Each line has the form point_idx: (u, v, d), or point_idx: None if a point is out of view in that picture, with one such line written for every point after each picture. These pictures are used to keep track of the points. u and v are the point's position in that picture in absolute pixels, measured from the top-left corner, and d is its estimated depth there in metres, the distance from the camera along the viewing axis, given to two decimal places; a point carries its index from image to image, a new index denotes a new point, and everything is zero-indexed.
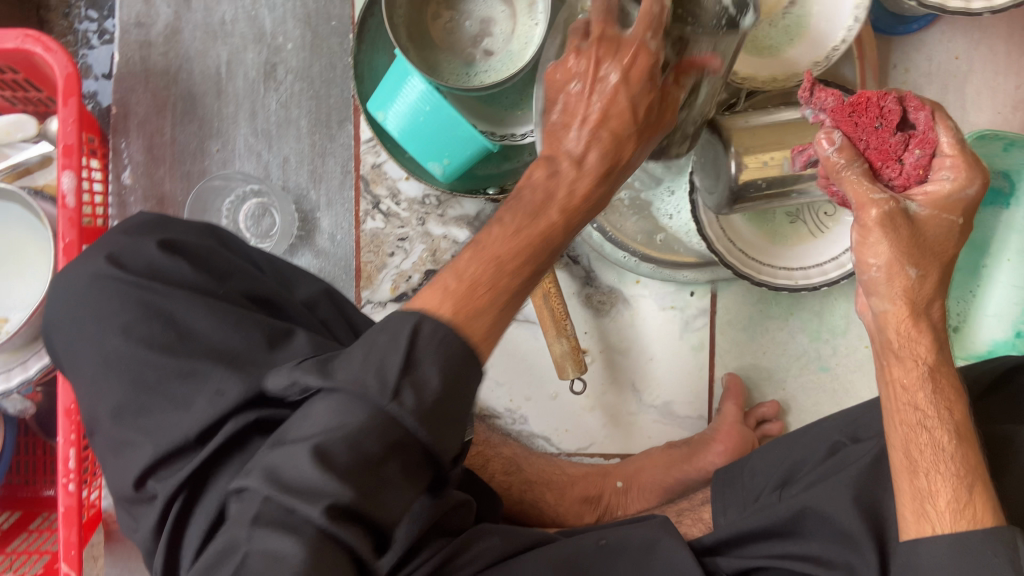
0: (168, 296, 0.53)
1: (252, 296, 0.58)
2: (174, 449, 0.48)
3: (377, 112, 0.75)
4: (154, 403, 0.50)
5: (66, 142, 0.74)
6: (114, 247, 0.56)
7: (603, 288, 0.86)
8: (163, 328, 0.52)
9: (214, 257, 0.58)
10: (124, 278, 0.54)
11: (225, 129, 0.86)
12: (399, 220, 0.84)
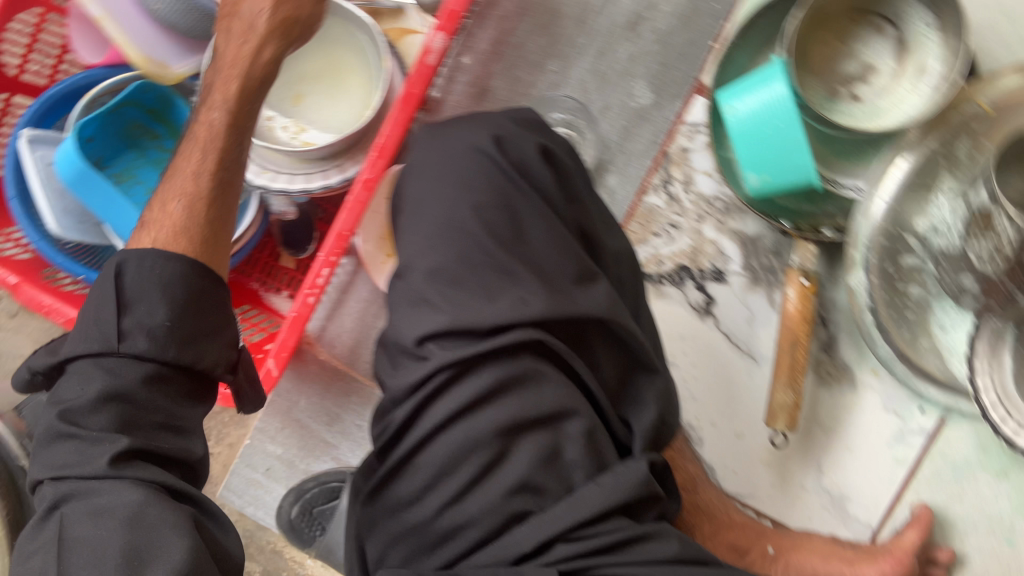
0: (524, 197, 0.58)
1: (583, 230, 0.60)
2: (467, 327, 0.54)
3: (726, 102, 0.76)
4: (470, 278, 0.55)
5: (452, 7, 0.76)
6: (504, 134, 0.60)
7: (838, 362, 0.83)
8: (508, 224, 0.57)
9: (569, 179, 0.62)
10: (502, 164, 0.58)
11: (569, 55, 0.85)
12: (680, 208, 0.85)
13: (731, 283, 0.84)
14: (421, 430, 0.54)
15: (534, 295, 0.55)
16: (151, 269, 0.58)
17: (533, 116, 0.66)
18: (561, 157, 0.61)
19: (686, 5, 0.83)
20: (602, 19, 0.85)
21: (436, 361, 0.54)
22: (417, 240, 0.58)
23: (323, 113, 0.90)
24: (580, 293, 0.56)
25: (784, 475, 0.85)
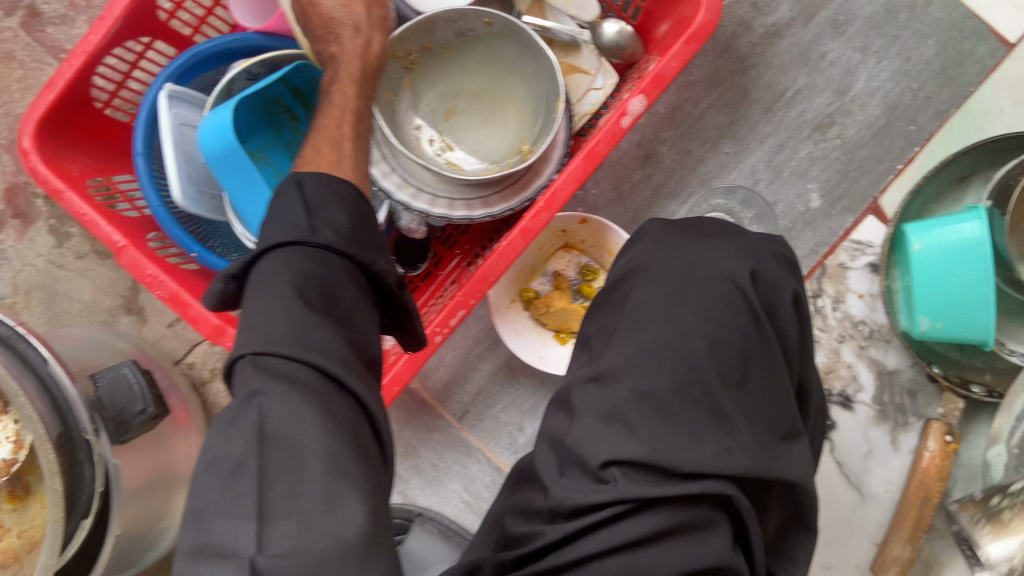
0: (761, 341, 0.55)
1: (801, 384, 0.59)
2: (660, 465, 0.51)
3: (911, 234, 0.73)
4: (684, 414, 0.53)
5: (660, 73, 0.71)
6: (761, 270, 0.57)
7: (947, 519, 0.80)
8: (734, 365, 0.54)
9: (802, 328, 0.59)
10: (750, 302, 0.55)
11: (749, 140, 0.81)
12: (823, 324, 0.81)
13: (858, 412, 0.81)
14: (578, 553, 0.50)
15: (741, 447, 0.52)
16: (301, 256, 0.46)
17: (784, 250, 0.61)
18: (805, 305, 0.59)
19: (881, 120, 0.80)
20: (790, 112, 0.81)
21: (619, 491, 0.50)
22: (633, 349, 0.56)
23: (473, 137, 0.86)
24: (783, 451, 0.54)
25: None
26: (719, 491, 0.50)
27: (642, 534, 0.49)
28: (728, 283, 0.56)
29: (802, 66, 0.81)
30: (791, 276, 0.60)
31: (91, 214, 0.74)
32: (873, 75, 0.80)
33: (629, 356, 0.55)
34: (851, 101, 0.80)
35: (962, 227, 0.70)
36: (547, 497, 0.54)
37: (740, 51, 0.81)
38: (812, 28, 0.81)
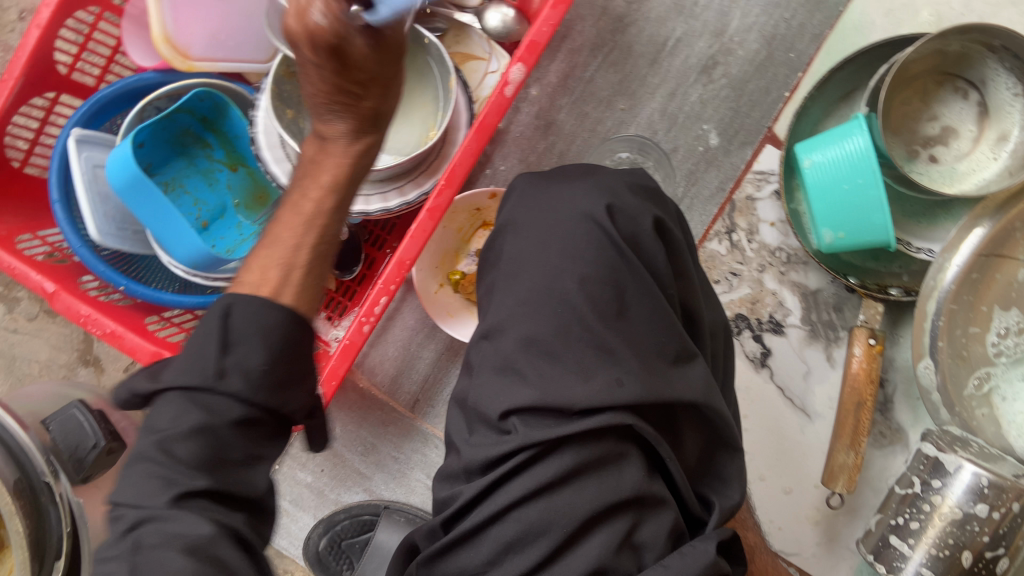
0: (633, 271, 0.57)
1: (685, 307, 0.61)
2: (555, 406, 0.53)
3: (801, 155, 0.75)
4: (568, 353, 0.55)
5: (534, 38, 0.74)
6: (619, 202, 0.59)
7: (891, 424, 0.82)
8: (609, 301, 0.56)
9: (681, 251, 0.62)
10: (612, 235, 0.57)
11: (640, 95, 0.84)
12: (742, 257, 0.84)
13: (788, 336, 0.83)
14: (491, 506, 0.53)
15: (630, 378, 0.54)
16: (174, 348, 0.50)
17: (650, 181, 0.64)
18: (670, 228, 0.61)
19: (761, 52, 0.83)
20: (676, 60, 0.84)
21: (520, 438, 0.53)
22: (518, 300, 0.57)
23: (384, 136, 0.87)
24: (672, 376, 0.56)
25: (833, 536, 0.82)
26: (619, 423, 0.52)
27: (554, 476, 0.52)
28: (587, 222, 0.58)
29: (678, 16, 0.84)
30: (651, 201, 0.62)
31: (20, 266, 0.77)
32: (747, 12, 0.84)
33: (512, 308, 0.57)
34: (729, 40, 0.84)
35: (849, 147, 0.72)
36: (465, 452, 0.57)
37: (617, 11, 0.84)
38: None
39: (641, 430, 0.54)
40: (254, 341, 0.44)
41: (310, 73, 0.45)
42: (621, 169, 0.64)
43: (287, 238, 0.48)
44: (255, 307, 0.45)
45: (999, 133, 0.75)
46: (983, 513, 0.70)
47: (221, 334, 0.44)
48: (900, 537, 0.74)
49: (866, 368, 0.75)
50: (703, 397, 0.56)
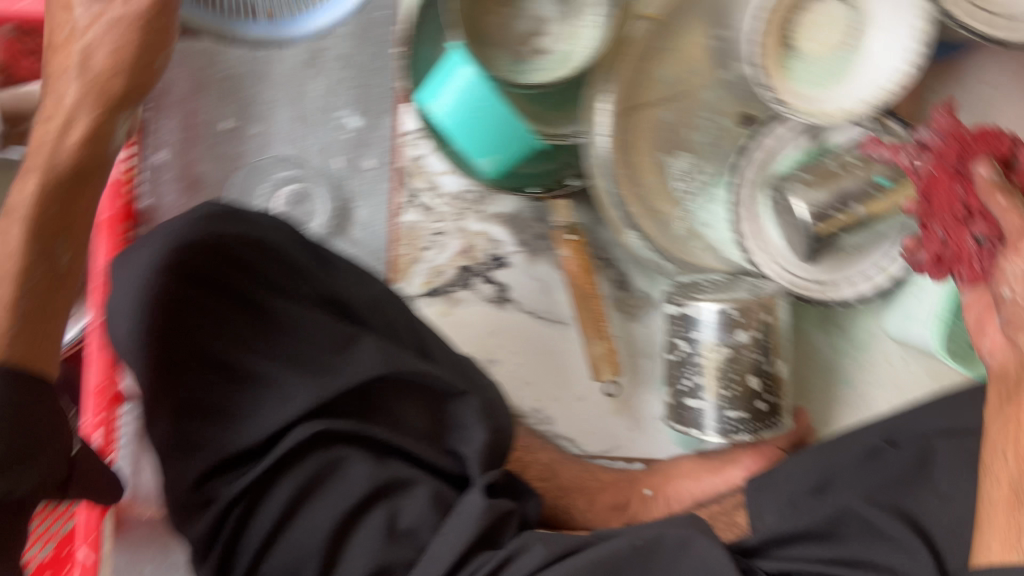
0: (263, 298, 0.63)
1: (325, 298, 0.65)
2: (243, 449, 0.57)
3: (427, 104, 0.76)
4: (232, 401, 0.59)
5: None
6: (193, 237, 0.61)
7: (635, 293, 0.86)
8: (243, 336, 0.61)
9: (299, 255, 0.65)
10: (211, 272, 0.61)
11: (265, 113, 0.85)
12: (437, 215, 0.84)
13: (514, 264, 0.85)
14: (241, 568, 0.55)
15: (304, 389, 0.59)
16: None
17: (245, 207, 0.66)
18: (281, 238, 0.65)
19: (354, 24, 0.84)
20: (279, 66, 0.85)
21: (223, 501, 0.56)
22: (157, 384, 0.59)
23: None
24: (339, 366, 0.61)
25: (636, 414, 0.86)
26: (309, 434, 0.57)
27: (279, 516, 0.55)
28: (167, 275, 0.60)
29: None
30: (251, 223, 0.64)
31: None
32: None
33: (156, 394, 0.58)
34: None
35: (460, 79, 0.73)
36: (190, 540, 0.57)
37: (198, 47, 0.85)
38: None
39: (334, 429, 0.58)
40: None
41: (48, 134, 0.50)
42: (212, 207, 0.65)
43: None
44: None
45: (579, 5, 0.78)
46: (735, 332, 0.73)
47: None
48: (694, 401, 0.76)
49: (581, 265, 0.77)
50: (382, 367, 0.61)
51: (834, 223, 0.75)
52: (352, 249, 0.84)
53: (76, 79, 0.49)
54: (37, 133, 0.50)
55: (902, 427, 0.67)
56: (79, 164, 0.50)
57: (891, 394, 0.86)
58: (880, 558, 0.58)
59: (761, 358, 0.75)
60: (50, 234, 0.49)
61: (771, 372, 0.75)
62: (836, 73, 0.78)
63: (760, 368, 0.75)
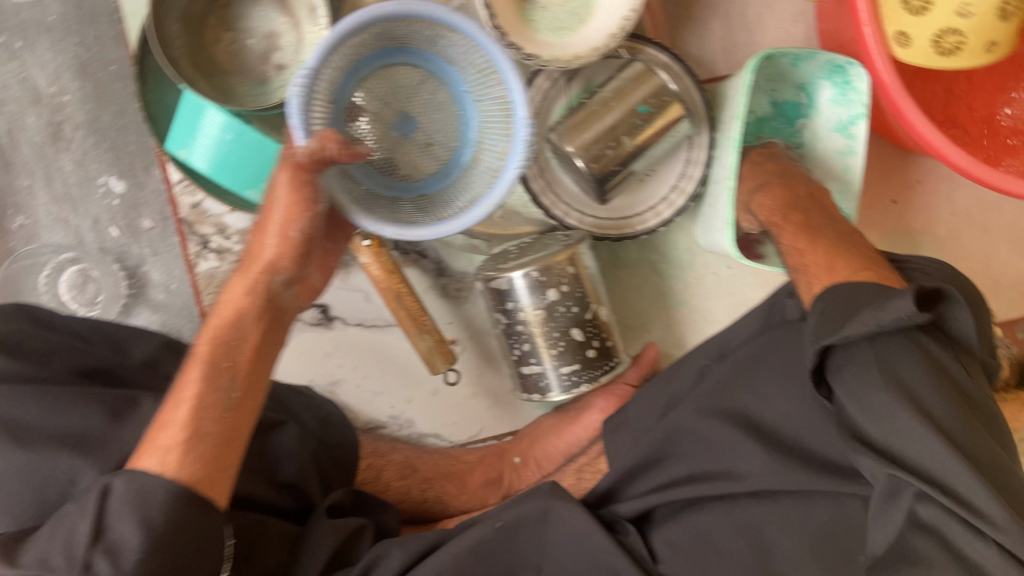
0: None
1: (83, 370, 0.55)
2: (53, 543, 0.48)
3: (179, 151, 0.72)
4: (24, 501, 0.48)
5: None
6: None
7: (456, 275, 0.85)
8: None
9: (32, 340, 0.55)
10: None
11: (24, 201, 0.80)
12: (234, 255, 0.81)
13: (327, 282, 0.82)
14: None
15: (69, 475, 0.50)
16: None
17: None
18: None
19: (86, 86, 0.79)
20: (23, 150, 0.80)
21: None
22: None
23: None
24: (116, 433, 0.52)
25: (492, 391, 0.87)
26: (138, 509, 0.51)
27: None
28: None
29: None
30: None
31: None
32: (43, 64, 0.79)
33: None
34: (51, 97, 0.79)
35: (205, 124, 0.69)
36: None
37: None
38: None
39: None
40: (125, 516, 0.45)
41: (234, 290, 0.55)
42: None
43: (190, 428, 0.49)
44: (131, 488, 0.45)
45: (305, 8, 0.74)
46: (546, 291, 0.73)
47: (89, 515, 0.45)
48: (532, 367, 0.76)
49: (385, 273, 0.73)
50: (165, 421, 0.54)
51: (608, 162, 0.74)
52: (157, 313, 0.81)
53: (274, 237, 0.54)
54: (222, 308, 0.55)
55: (731, 339, 0.66)
56: (252, 334, 0.55)
57: (726, 302, 0.89)
58: (715, 471, 0.60)
59: (581, 308, 0.74)
60: (219, 372, 0.52)
61: (595, 318, 0.76)
62: (577, 14, 0.79)
63: (583, 317, 0.75)
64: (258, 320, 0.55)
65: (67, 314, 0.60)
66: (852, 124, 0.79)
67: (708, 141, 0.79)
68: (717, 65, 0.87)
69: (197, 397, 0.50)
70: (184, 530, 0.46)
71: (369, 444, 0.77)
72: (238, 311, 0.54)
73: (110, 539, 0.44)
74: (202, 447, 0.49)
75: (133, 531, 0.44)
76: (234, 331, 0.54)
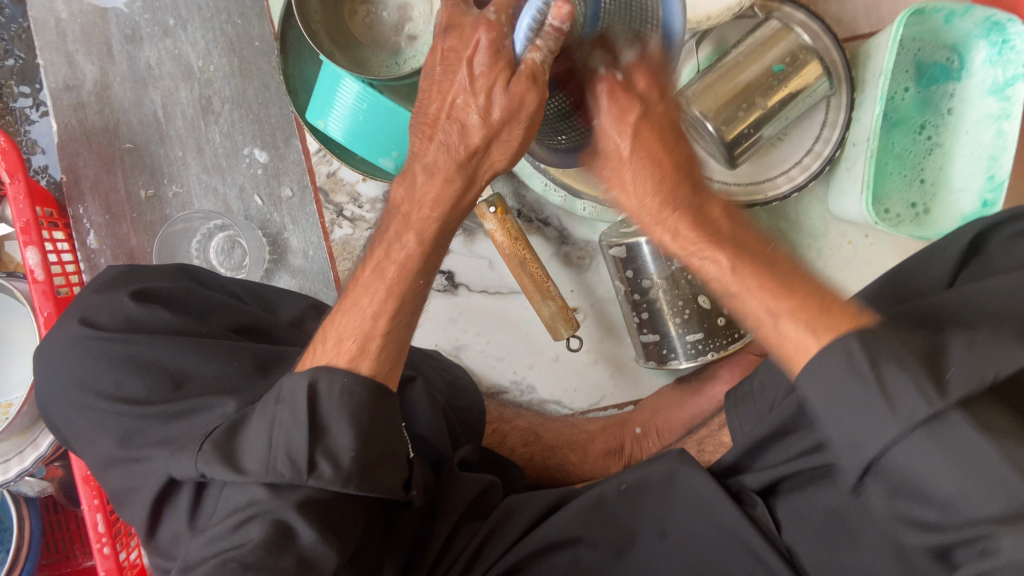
0: (151, 344, 0.54)
1: (237, 327, 0.60)
2: None
3: (317, 120, 0.75)
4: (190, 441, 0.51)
5: (23, 220, 0.75)
6: (86, 309, 0.57)
7: (579, 243, 0.85)
8: (157, 378, 0.53)
9: (192, 297, 0.59)
10: (104, 335, 0.55)
11: (177, 171, 0.85)
12: (366, 223, 0.84)
13: (453, 249, 0.85)
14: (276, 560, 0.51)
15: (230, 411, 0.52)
16: None
17: (121, 268, 0.61)
18: (162, 290, 0.58)
19: (232, 61, 0.84)
20: (177, 122, 0.85)
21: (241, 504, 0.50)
22: (95, 457, 0.54)
23: (17, 381, 0.82)
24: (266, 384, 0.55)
25: (615, 361, 0.86)
26: None
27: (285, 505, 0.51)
28: (96, 339, 0.55)
29: (146, 88, 0.85)
30: (133, 283, 0.59)
31: None
32: (194, 41, 0.84)
33: (101, 470, 0.54)
34: (202, 73, 0.84)
35: (340, 94, 0.71)
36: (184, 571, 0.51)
37: (97, 124, 0.85)
38: (121, 56, 0.85)
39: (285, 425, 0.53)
40: (339, 416, 0.47)
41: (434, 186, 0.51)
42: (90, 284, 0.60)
43: (384, 314, 0.52)
44: (341, 388, 0.48)
45: None
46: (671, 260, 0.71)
47: (304, 423, 0.46)
48: (653, 334, 0.75)
49: (506, 236, 0.74)
50: None
51: (740, 123, 0.73)
52: (296, 278, 0.85)
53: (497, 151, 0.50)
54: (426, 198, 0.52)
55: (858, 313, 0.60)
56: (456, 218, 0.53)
57: (862, 273, 0.85)
58: None
59: None
60: (425, 270, 0.54)
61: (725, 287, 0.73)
62: None
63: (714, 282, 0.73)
64: (459, 204, 0.53)
65: (222, 276, 0.65)
66: (1010, 85, 0.75)
67: (847, 101, 0.77)
68: (859, 22, 0.83)
69: (404, 292, 0.52)
70: (385, 417, 0.49)
71: (493, 410, 0.79)
72: (451, 198, 0.51)
73: (327, 440, 0.46)
74: (388, 352, 0.51)
75: (347, 434, 0.46)
76: (440, 229, 0.53)
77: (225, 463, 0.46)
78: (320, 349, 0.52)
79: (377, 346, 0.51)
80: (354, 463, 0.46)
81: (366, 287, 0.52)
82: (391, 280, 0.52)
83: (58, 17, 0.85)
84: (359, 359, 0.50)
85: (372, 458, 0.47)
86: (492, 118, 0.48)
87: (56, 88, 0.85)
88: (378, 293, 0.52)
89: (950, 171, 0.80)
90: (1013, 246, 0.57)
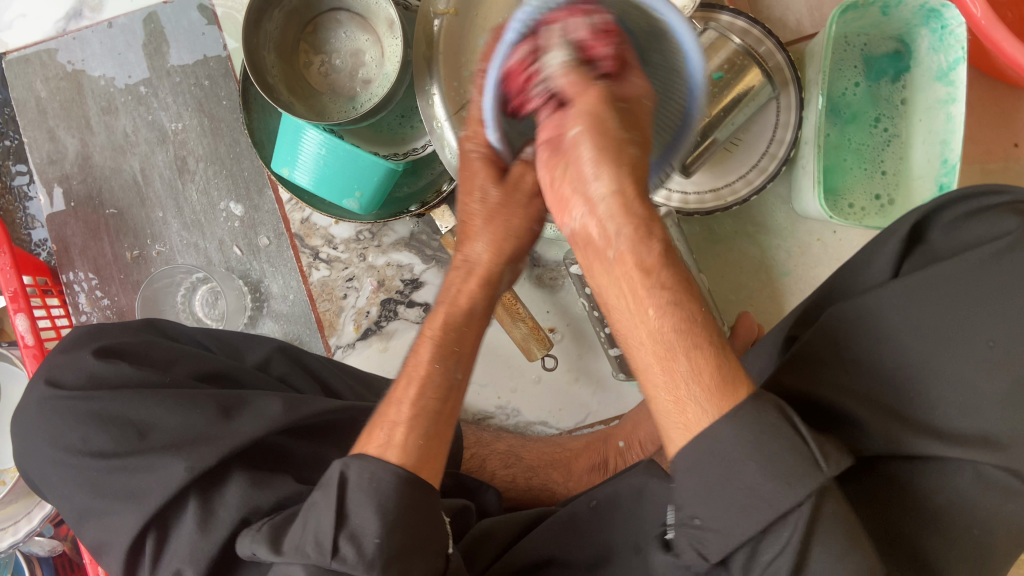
0: (114, 399, 0.57)
1: (203, 374, 0.62)
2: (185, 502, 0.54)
3: (282, 169, 0.77)
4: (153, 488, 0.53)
5: (11, 290, 0.78)
6: (53, 369, 0.60)
7: (550, 265, 0.86)
8: (121, 430, 0.55)
9: (155, 350, 0.62)
10: (70, 394, 0.57)
11: (159, 230, 0.89)
12: (342, 263, 0.87)
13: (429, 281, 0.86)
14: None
15: (195, 456, 0.54)
16: None
17: (88, 327, 0.64)
18: (126, 343, 0.61)
19: (203, 122, 0.88)
20: (156, 185, 0.89)
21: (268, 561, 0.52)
22: (70, 511, 0.57)
23: None
24: (227, 428, 0.57)
25: (597, 378, 0.86)
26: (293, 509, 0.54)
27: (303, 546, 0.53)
28: (63, 398, 0.58)
29: (125, 155, 0.89)
30: (98, 339, 0.62)
31: None
32: (165, 106, 0.88)
33: (79, 523, 0.57)
34: (175, 136, 0.88)
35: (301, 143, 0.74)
36: None
37: (82, 194, 0.90)
38: (99, 127, 0.89)
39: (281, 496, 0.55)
40: (361, 502, 0.47)
41: (455, 285, 0.55)
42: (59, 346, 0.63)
43: (420, 397, 0.52)
44: (368, 475, 0.48)
45: (385, 23, 0.80)
46: None
47: (332, 507, 0.47)
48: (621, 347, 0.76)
49: None
50: (263, 414, 0.59)
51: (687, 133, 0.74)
52: (279, 322, 0.88)
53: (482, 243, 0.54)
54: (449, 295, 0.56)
55: None
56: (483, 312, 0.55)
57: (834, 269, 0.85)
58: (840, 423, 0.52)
59: None
60: (448, 356, 0.54)
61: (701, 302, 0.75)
62: None
63: None
64: (489, 304, 0.56)
65: (190, 327, 0.68)
66: (953, 69, 0.74)
67: (796, 101, 0.78)
68: (805, 24, 0.84)
69: (427, 376, 0.53)
70: (420, 509, 0.48)
71: (473, 434, 0.80)
72: (467, 292, 0.55)
73: (351, 525, 0.47)
74: (418, 437, 0.51)
75: (372, 518, 0.46)
76: (466, 322, 0.55)
77: (269, 544, 0.49)
78: (360, 439, 0.52)
79: (401, 435, 0.50)
80: (377, 549, 0.46)
81: (403, 384, 0.53)
82: (434, 374, 0.53)
83: (38, 96, 0.90)
84: (385, 451, 0.50)
85: (399, 546, 0.47)
86: (484, 217, 0.53)
87: (42, 163, 0.90)
88: (402, 399, 0.52)
89: (910, 160, 0.80)
90: (953, 231, 0.58)
